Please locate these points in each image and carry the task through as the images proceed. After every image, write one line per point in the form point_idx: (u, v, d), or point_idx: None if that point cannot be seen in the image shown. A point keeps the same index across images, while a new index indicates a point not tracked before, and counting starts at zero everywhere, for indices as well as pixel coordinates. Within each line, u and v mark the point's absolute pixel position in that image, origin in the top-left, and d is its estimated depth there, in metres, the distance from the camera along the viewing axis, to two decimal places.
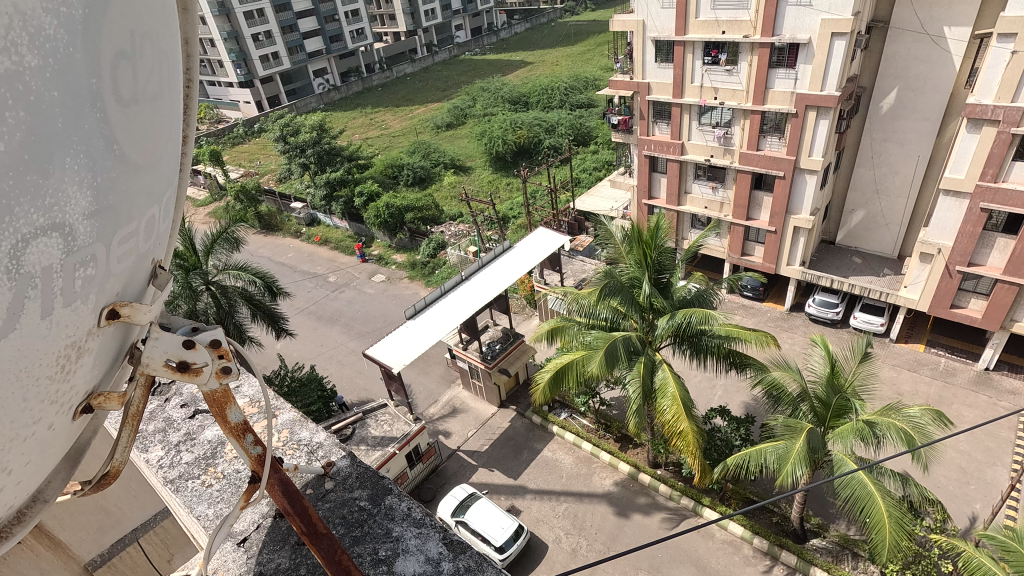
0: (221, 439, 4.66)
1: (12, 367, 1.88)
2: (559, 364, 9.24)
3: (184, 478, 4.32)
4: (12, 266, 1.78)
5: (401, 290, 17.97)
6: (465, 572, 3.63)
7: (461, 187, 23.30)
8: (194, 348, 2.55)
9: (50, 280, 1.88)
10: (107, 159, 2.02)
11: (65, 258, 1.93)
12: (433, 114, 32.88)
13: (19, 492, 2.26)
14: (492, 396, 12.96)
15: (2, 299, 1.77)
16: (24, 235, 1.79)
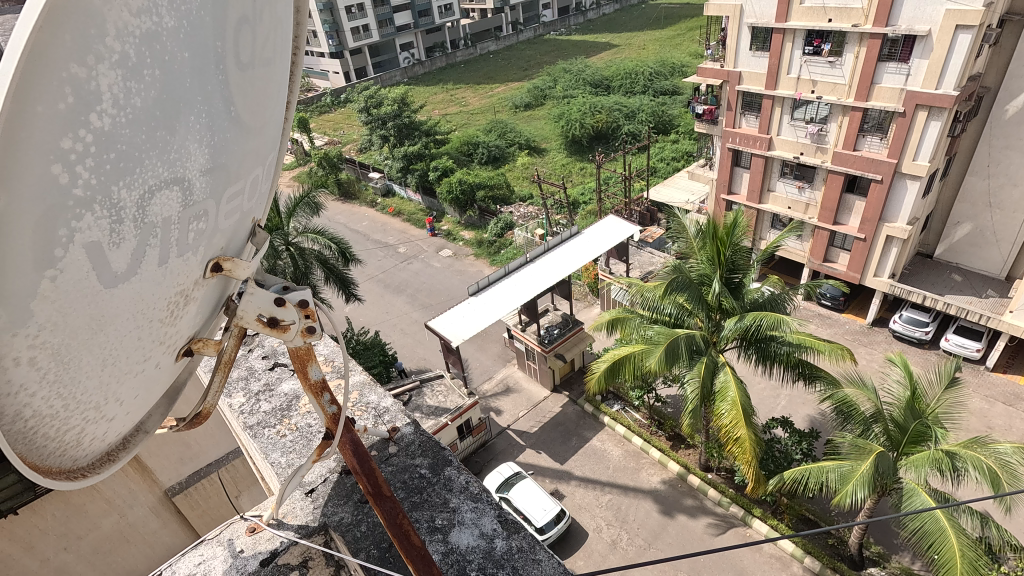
0: (298, 391, 4.96)
1: (131, 309, 2.05)
2: (617, 355, 9.09)
3: (261, 425, 4.62)
4: (139, 217, 1.93)
5: (466, 266, 18.28)
6: (517, 552, 3.69)
7: (534, 169, 23.25)
8: (284, 306, 2.69)
9: (168, 230, 2.04)
10: (224, 120, 2.16)
11: (183, 211, 2.08)
12: (513, 93, 32.83)
13: (127, 422, 2.49)
14: (546, 380, 13.01)
15: (128, 244, 1.92)
16: (151, 187, 1.93)
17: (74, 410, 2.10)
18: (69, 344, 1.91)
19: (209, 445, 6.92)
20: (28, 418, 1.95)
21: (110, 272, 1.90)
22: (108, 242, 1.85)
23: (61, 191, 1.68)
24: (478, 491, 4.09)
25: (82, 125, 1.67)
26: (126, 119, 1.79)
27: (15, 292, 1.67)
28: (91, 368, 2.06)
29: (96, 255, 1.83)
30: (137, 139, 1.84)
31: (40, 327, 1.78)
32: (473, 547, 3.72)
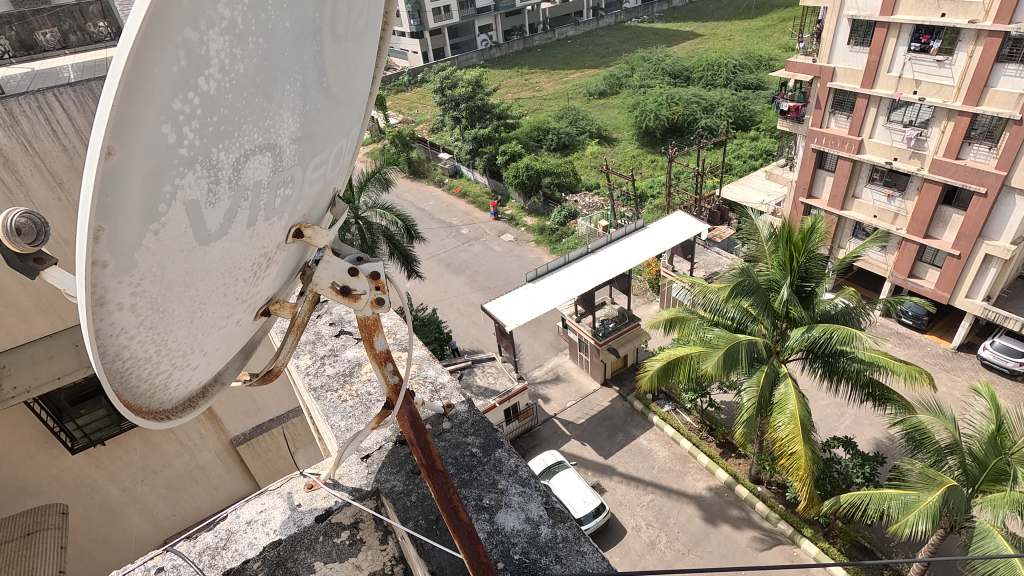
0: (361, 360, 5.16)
1: (220, 266, 2.18)
2: (672, 355, 8.87)
3: (325, 389, 4.85)
4: (233, 180, 2.03)
5: (526, 252, 18.32)
6: (561, 541, 3.67)
7: (603, 158, 22.86)
8: (356, 276, 2.75)
9: (258, 193, 2.15)
10: (316, 90, 2.24)
11: (273, 176, 2.19)
12: (588, 80, 32.29)
13: (207, 372, 2.68)
14: (597, 373, 12.90)
15: (222, 205, 2.04)
16: (246, 151, 2.03)
17: (165, 358, 2.25)
18: (164, 295, 2.05)
19: (272, 402, 7.18)
20: (126, 359, 2.11)
21: (205, 229, 2.02)
22: (204, 201, 1.97)
23: (168, 149, 1.79)
24: (528, 477, 4.10)
25: (191, 88, 1.76)
26: (228, 84, 1.88)
27: (122, 241, 1.80)
28: (182, 319, 2.21)
29: (193, 212, 1.95)
30: (237, 105, 1.93)
31: (142, 276, 1.92)
32: (518, 531, 3.73)
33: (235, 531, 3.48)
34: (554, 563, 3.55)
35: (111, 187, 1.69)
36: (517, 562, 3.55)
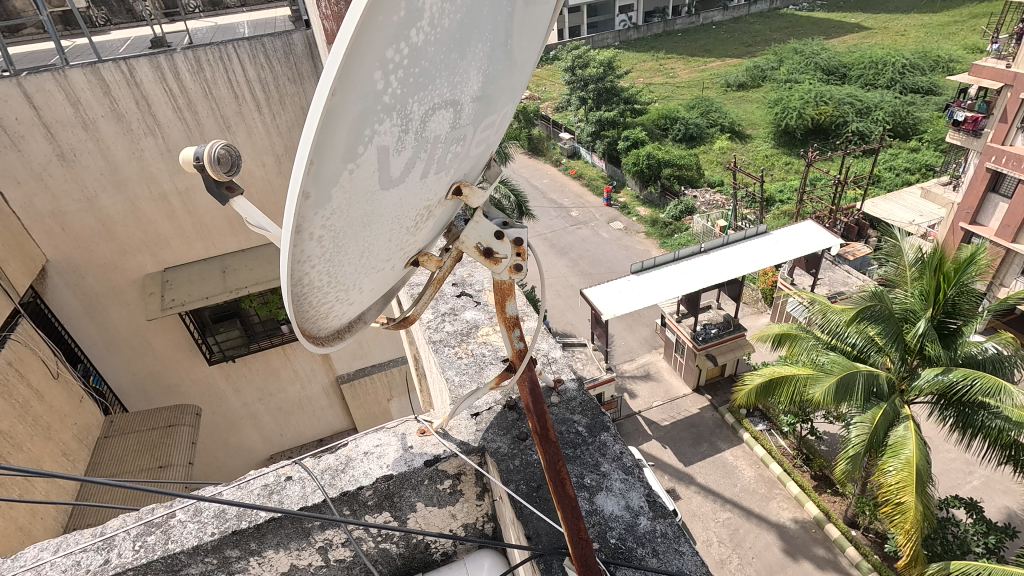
0: (486, 320, 4.65)
1: (391, 213, 2.15)
2: (776, 373, 8.26)
3: (443, 343, 4.40)
4: (418, 134, 1.97)
5: (634, 243, 17.84)
6: (661, 537, 2.92)
7: (731, 155, 21.49)
8: (502, 241, 2.33)
9: (437, 148, 2.08)
10: (502, 52, 2.13)
11: (451, 133, 2.11)
12: (728, 70, 30.34)
13: (351, 314, 2.71)
14: (690, 378, 12.38)
15: (405, 155, 1.98)
16: (434, 106, 1.96)
17: (331, 286, 2.25)
18: (343, 231, 2.04)
19: None
20: (304, 286, 2.12)
21: (388, 175, 1.98)
22: (391, 150, 1.91)
23: (373, 96, 1.72)
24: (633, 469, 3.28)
25: (403, 39, 1.69)
26: (435, 38, 1.79)
27: (322, 175, 1.77)
28: (350, 259, 2.20)
29: (383, 158, 1.90)
30: (437, 58, 1.84)
31: (330, 210, 1.90)
32: (614, 517, 3.01)
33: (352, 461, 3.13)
34: (650, 557, 2.83)
35: (328, 125, 1.66)
36: (608, 547, 2.87)
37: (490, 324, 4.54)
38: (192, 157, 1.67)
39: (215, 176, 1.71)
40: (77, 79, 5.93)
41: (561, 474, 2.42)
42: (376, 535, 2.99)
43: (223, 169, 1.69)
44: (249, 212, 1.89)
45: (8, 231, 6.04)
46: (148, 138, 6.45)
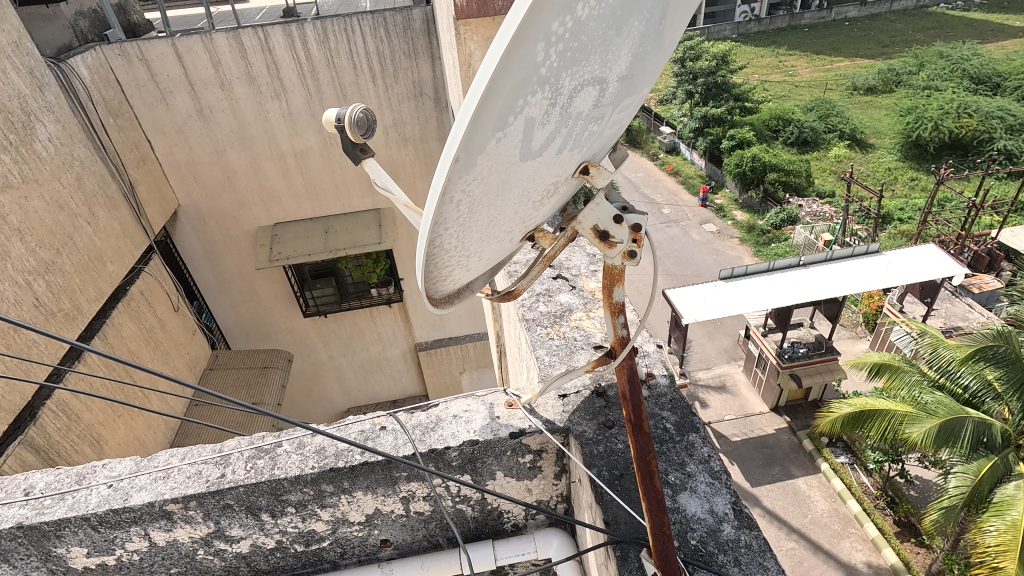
0: (584, 301, 3.78)
1: (515, 198, 1.85)
2: (868, 406, 7.59)
3: (535, 322, 3.62)
4: (565, 112, 1.67)
5: (725, 247, 17.03)
6: (745, 551, 2.43)
7: (848, 165, 19.82)
8: (620, 225, 1.93)
9: (576, 132, 1.76)
10: (662, 28, 1.75)
11: (593, 117, 1.77)
12: (856, 71, 27.86)
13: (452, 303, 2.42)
14: (769, 395, 11.71)
15: (544, 137, 1.68)
16: (583, 83, 1.64)
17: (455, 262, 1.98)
18: (472, 208, 1.76)
19: None
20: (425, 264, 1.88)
21: (525, 155, 1.69)
22: (536, 124, 1.62)
23: (532, 68, 1.46)
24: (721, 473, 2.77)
25: (569, 9, 1.41)
26: (602, 9, 1.50)
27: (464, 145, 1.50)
28: (467, 242, 1.93)
29: (522, 139, 1.63)
30: (596, 28, 1.53)
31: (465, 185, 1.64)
32: (695, 521, 2.55)
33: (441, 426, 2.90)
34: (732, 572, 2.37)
35: (478, 96, 1.41)
36: (686, 549, 2.44)
37: (587, 308, 3.66)
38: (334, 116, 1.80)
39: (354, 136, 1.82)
40: (220, 43, 6.50)
41: (650, 463, 2.08)
42: (463, 497, 2.73)
43: (359, 129, 1.79)
44: (377, 173, 1.92)
45: (150, 176, 6.90)
46: (273, 101, 6.96)
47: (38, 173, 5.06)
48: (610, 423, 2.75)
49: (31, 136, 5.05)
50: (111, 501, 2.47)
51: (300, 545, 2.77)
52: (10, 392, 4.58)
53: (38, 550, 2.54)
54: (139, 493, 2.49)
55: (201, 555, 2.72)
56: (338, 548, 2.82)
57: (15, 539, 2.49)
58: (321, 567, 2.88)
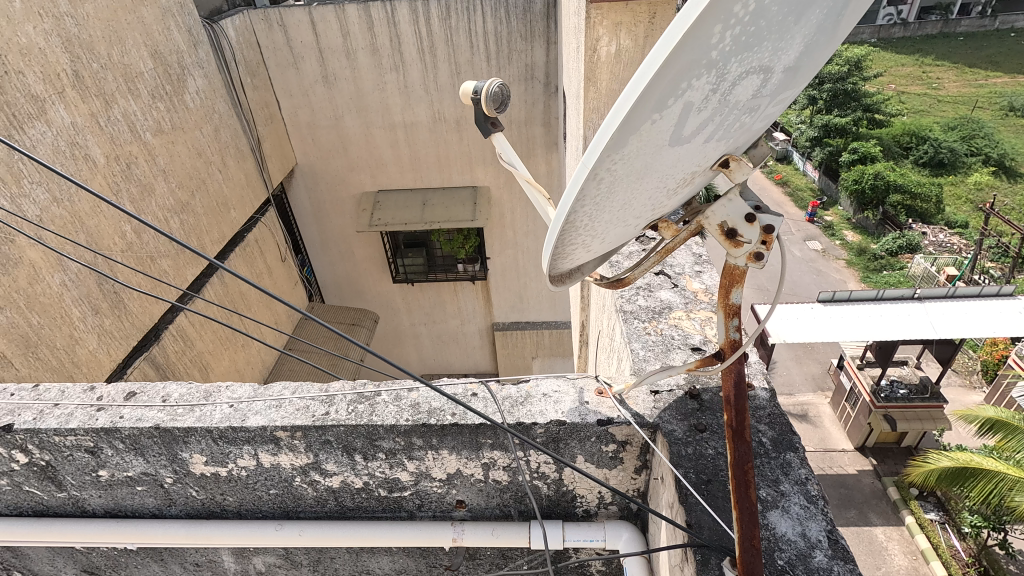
0: (690, 305, 2.21)
1: (642, 213, 1.35)
2: (973, 463, 6.66)
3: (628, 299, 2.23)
4: (722, 101, 1.10)
5: (829, 269, 15.80)
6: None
7: (989, 195, 17.65)
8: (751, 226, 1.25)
9: (734, 130, 1.20)
10: None
11: (758, 109, 1.20)
12: (1017, 90, 24.57)
13: None
14: (855, 434, 10.78)
15: (689, 143, 1.16)
16: (753, 70, 1.07)
17: (548, 269, 1.38)
18: (586, 208, 1.21)
19: None
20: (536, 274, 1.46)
21: (659, 166, 1.20)
22: (688, 112, 1.08)
23: (701, 40, 0.94)
24: (821, 505, 1.81)
25: None
26: None
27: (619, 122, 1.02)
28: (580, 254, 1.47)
29: (664, 143, 1.12)
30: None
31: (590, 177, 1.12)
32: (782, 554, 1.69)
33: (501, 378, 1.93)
34: None
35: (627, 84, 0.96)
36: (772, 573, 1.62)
37: (695, 302, 2.18)
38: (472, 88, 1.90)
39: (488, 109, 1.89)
40: (351, 14, 6.87)
41: (747, 470, 1.33)
42: (550, 468, 1.81)
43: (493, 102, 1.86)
44: (504, 147, 1.91)
45: (275, 134, 7.46)
46: (392, 73, 7.26)
47: (184, 122, 5.64)
48: (703, 427, 1.67)
49: (182, 89, 5.62)
50: (231, 419, 1.77)
51: (387, 494, 1.93)
52: (142, 313, 5.20)
53: (153, 460, 1.87)
54: (255, 415, 1.78)
55: (306, 494, 1.95)
56: (416, 501, 1.96)
57: (142, 442, 1.82)
58: (397, 517, 2.01)
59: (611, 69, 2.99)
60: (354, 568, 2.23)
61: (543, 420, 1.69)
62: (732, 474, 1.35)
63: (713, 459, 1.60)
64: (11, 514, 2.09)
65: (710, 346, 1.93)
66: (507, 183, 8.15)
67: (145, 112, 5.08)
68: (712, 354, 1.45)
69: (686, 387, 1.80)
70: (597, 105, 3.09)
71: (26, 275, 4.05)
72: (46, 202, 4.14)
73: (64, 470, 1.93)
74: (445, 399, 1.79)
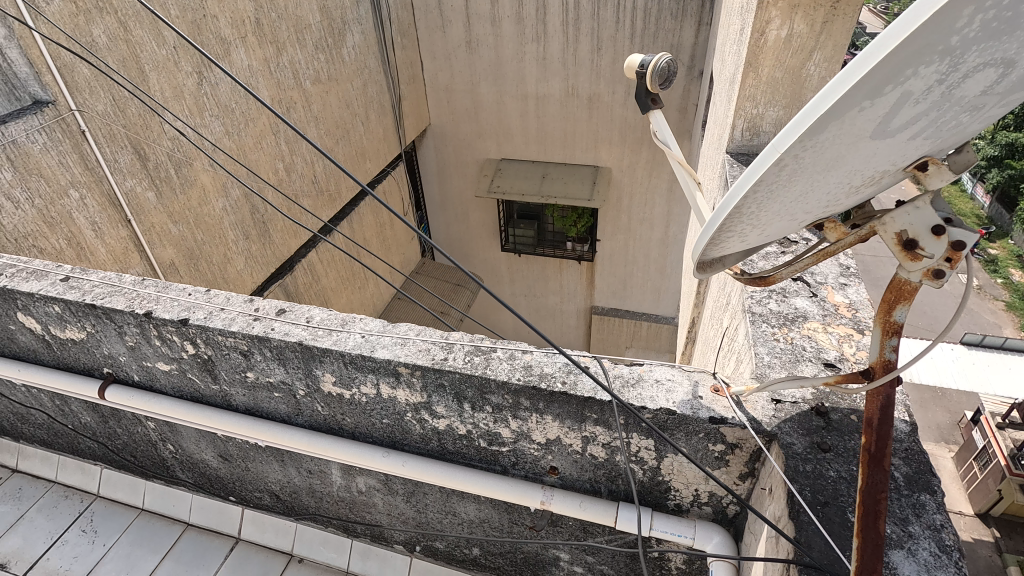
0: (829, 319, 2.04)
1: (820, 209, 1.26)
2: None
3: (758, 303, 2.12)
4: (946, 95, 0.98)
5: (982, 309, 13.80)
6: None
7: None
8: (936, 238, 1.14)
9: (952, 130, 1.06)
10: None
11: (989, 107, 1.04)
12: None
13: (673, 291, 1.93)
14: (977, 499, 9.28)
15: (889, 143, 1.06)
16: (995, 63, 0.93)
17: (700, 252, 1.34)
18: (759, 196, 1.16)
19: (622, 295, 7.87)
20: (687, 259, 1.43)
21: (850, 161, 1.11)
22: (903, 102, 0.97)
23: (944, 20, 0.83)
24: (957, 560, 1.42)
25: None
26: None
27: (827, 107, 0.96)
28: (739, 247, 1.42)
29: (858, 137, 1.04)
30: None
31: (775, 163, 1.06)
32: None
33: (614, 357, 1.93)
34: None
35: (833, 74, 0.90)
36: None
37: (839, 318, 1.99)
38: (637, 63, 1.92)
39: (649, 84, 1.88)
40: None
41: (879, 501, 1.24)
42: (651, 455, 1.80)
43: (656, 78, 1.85)
44: (660, 125, 1.89)
45: (415, 93, 7.81)
46: (533, 44, 7.27)
47: (338, 74, 6.08)
48: (827, 447, 1.56)
49: (341, 42, 6.04)
50: (362, 347, 1.94)
51: (486, 446, 2.03)
52: (282, 245, 5.80)
53: (291, 371, 2.10)
54: (382, 348, 1.93)
55: (414, 429, 2.10)
56: (512, 458, 2.04)
57: (286, 354, 2.04)
58: (491, 469, 2.11)
59: (776, 56, 2.77)
60: (442, 507, 2.38)
61: (652, 407, 1.67)
62: (860, 500, 1.27)
63: (834, 483, 1.49)
64: (174, 396, 2.45)
65: (847, 365, 1.79)
66: (630, 166, 7.93)
67: (308, 62, 5.55)
68: (858, 371, 1.36)
69: (811, 401, 1.68)
70: (753, 93, 2.90)
71: (197, 196, 4.66)
72: (221, 134, 4.70)
73: (220, 365, 2.22)
74: (557, 366, 1.83)
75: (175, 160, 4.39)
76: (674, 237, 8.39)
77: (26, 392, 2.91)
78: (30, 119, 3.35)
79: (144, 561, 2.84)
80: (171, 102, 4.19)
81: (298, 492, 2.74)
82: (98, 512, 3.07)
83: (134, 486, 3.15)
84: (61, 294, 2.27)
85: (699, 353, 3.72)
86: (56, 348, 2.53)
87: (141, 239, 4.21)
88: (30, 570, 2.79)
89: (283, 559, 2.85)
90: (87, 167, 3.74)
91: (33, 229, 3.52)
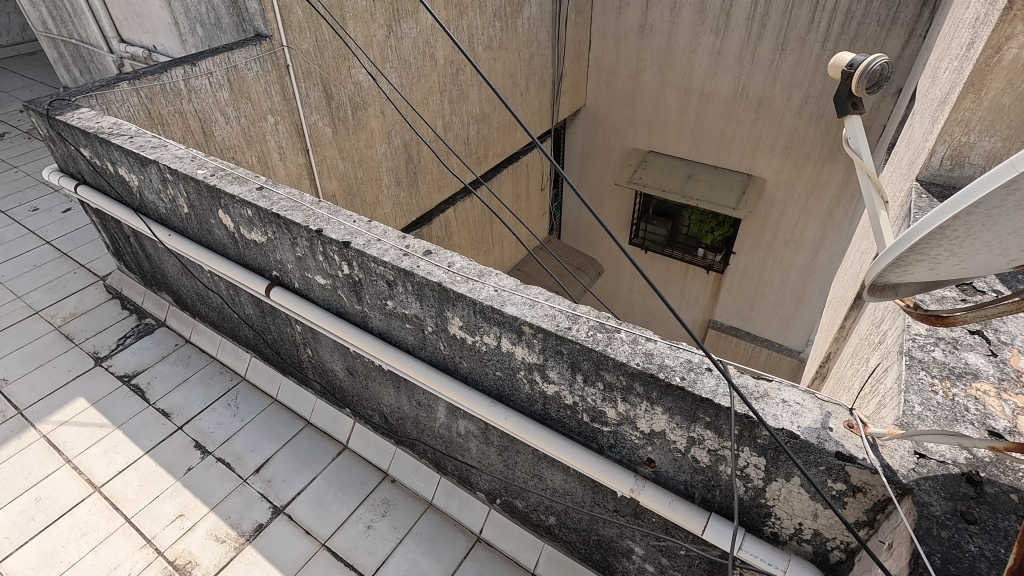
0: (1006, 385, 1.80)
1: None
2: None
3: (920, 349, 1.90)
4: None
5: None
6: None
7: None
8: None
9: None
10: None
11: None
12: None
13: None
14: None
15: None
16: None
17: (885, 264, 1.28)
18: (972, 218, 1.10)
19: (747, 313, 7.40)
20: (870, 273, 1.37)
21: None
22: None
23: None
24: None
25: None
26: None
27: None
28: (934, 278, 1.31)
29: None
30: None
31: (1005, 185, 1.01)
32: None
33: (742, 366, 1.86)
34: None
35: None
36: None
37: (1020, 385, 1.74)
38: (846, 62, 1.79)
39: (854, 87, 1.75)
40: None
41: None
42: (758, 475, 1.73)
43: (864, 81, 1.72)
44: (855, 133, 1.76)
45: (577, 72, 7.80)
46: (710, 36, 6.91)
47: (510, 43, 6.26)
48: (971, 519, 1.41)
49: (518, 13, 6.20)
50: (493, 300, 2.04)
51: (588, 421, 2.07)
52: (426, 197, 6.17)
53: (426, 307, 2.28)
54: (511, 305, 2.02)
55: (523, 388, 2.19)
56: (610, 439, 2.05)
57: (425, 291, 2.21)
58: (587, 445, 2.14)
59: (1008, 78, 2.41)
60: (530, 469, 2.48)
61: (774, 426, 1.60)
62: None
63: (971, 558, 1.34)
64: (323, 308, 2.77)
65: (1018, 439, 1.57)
66: (789, 180, 7.32)
67: (484, 27, 5.77)
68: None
69: (963, 466, 1.51)
70: (968, 117, 2.54)
71: (365, 139, 5.10)
72: (396, 85, 5.07)
73: (366, 289, 2.47)
74: (680, 361, 1.80)
75: (354, 103, 4.82)
76: (821, 265, 7.70)
77: (208, 277, 3.42)
78: (251, 50, 3.87)
79: (268, 443, 3.31)
80: (363, 50, 4.58)
81: (404, 419, 2.99)
82: (242, 392, 3.61)
83: (272, 377, 3.60)
84: (253, 200, 2.64)
85: (827, 391, 3.39)
86: (240, 245, 2.95)
87: (314, 169, 4.74)
88: (186, 424, 3.39)
89: (378, 475, 3.18)
90: (285, 97, 4.27)
91: (235, 143, 4.13)
